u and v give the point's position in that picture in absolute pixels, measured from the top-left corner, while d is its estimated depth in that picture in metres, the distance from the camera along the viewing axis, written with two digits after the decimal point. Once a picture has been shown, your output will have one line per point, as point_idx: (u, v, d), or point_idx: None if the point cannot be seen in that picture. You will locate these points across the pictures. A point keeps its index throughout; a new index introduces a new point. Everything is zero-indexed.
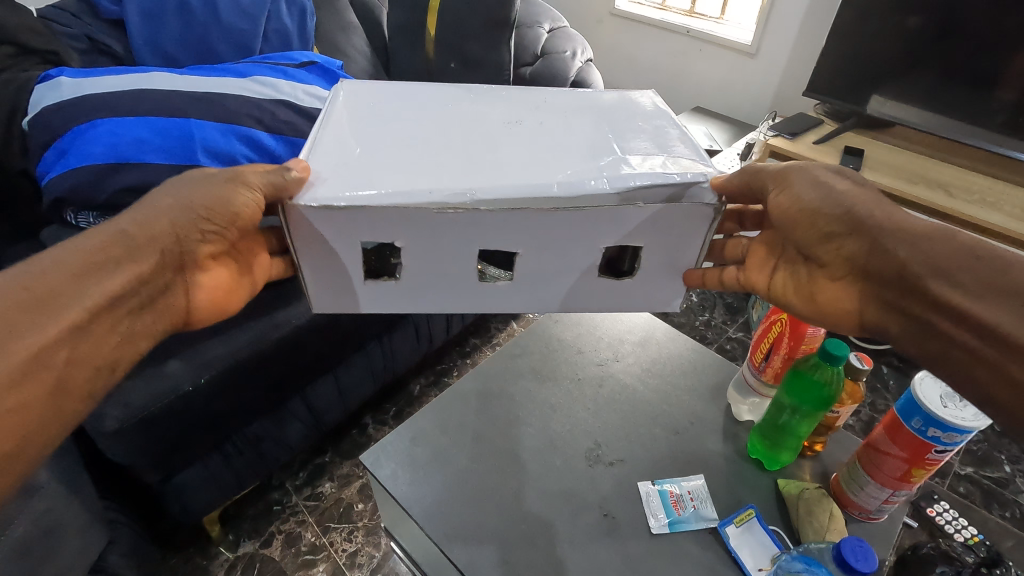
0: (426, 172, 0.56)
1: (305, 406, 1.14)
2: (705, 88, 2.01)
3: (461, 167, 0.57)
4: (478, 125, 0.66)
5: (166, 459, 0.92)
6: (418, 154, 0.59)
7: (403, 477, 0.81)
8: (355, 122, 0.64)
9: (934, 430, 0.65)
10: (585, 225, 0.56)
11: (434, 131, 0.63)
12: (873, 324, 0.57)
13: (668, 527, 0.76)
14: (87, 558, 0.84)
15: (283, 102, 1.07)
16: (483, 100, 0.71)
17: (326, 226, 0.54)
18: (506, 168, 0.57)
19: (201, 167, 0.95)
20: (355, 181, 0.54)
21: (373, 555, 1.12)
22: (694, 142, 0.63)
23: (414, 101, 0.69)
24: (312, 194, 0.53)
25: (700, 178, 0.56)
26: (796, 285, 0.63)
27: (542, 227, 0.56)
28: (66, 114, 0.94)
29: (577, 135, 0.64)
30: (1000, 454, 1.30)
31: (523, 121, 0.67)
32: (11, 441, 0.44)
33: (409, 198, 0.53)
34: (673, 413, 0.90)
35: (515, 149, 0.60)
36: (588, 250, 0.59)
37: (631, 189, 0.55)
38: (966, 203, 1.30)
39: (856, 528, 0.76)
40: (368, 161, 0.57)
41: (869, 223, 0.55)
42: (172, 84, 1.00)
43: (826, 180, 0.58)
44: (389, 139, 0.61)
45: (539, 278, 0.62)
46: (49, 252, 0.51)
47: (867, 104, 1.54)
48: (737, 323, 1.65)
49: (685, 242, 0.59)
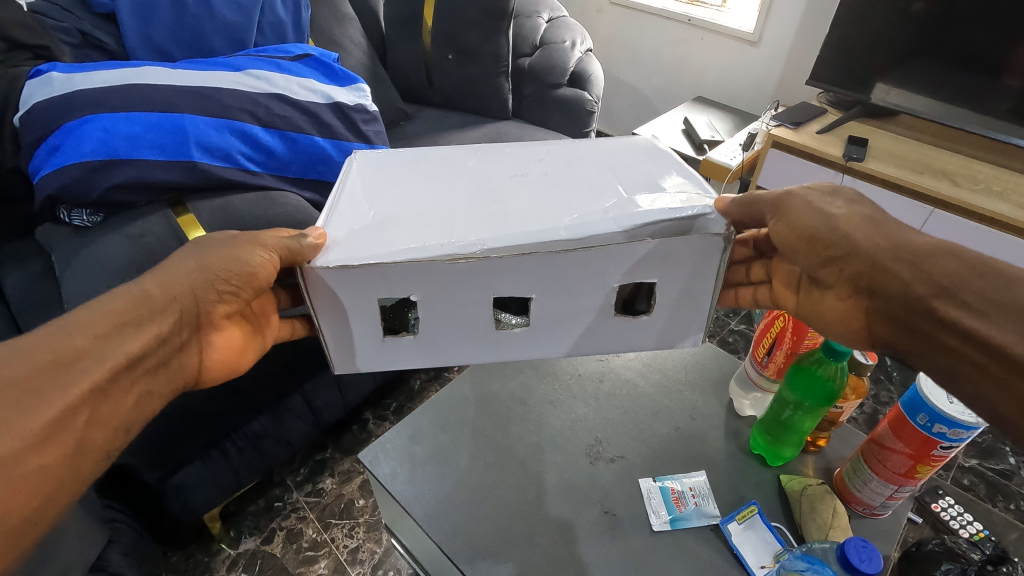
0: (438, 227, 0.55)
1: (305, 403, 1.13)
2: (705, 77, 1.99)
3: (471, 219, 0.56)
4: (484, 178, 0.64)
5: (164, 458, 0.92)
6: (430, 209, 0.58)
7: (402, 476, 0.80)
8: (367, 184, 0.64)
9: (939, 426, 0.64)
10: (591, 266, 0.54)
11: (443, 185, 0.63)
12: (882, 338, 0.57)
13: (670, 524, 0.75)
14: (85, 559, 0.83)
15: (277, 96, 1.09)
16: (486, 152, 0.70)
17: (341, 286, 0.54)
18: (513, 218, 0.56)
19: (194, 162, 0.95)
20: (367, 243, 0.54)
21: (375, 551, 1.12)
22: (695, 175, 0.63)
23: (423, 157, 0.69)
24: (326, 257, 0.52)
25: (705, 209, 0.56)
26: (812, 310, 0.63)
27: (550, 272, 0.54)
28: (56, 110, 0.92)
29: (582, 180, 0.62)
30: (1005, 445, 1.29)
31: (529, 172, 0.65)
32: (34, 502, 0.43)
33: (420, 252, 0.52)
34: (675, 409, 0.89)
35: (522, 201, 0.59)
36: (599, 290, 0.57)
37: (638, 228, 0.54)
38: (972, 193, 1.28)
39: (859, 524, 0.75)
40: (379, 222, 0.57)
41: (867, 246, 0.54)
42: (165, 78, 1.00)
43: (820, 205, 0.58)
44: (398, 198, 0.61)
45: (555, 322, 0.60)
46: (75, 311, 0.50)
47: (871, 93, 1.51)
48: (739, 315, 1.64)
49: (699, 275, 0.58)
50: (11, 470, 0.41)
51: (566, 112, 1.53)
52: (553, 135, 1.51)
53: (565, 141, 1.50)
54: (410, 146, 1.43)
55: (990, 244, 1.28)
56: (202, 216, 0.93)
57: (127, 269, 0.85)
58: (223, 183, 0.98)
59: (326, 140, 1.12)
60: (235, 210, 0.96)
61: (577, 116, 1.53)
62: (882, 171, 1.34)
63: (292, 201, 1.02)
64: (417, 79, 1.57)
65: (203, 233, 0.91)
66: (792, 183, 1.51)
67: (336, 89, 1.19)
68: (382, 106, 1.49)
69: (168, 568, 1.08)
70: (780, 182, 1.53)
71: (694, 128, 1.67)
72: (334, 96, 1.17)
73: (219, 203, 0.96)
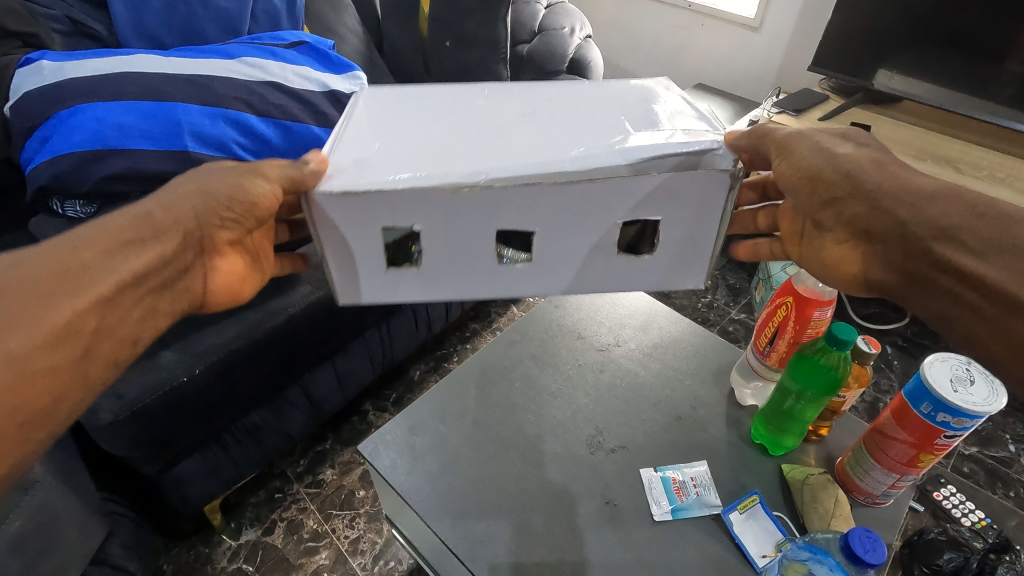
0: (436, 156, 0.53)
1: (304, 395, 1.13)
2: (706, 63, 1.97)
3: (470, 151, 0.54)
4: (489, 114, 0.62)
5: (162, 451, 0.92)
6: (426, 141, 0.56)
7: (403, 467, 0.80)
8: (373, 121, 0.62)
9: (943, 415, 0.63)
10: (587, 201, 0.52)
11: (450, 122, 0.60)
12: (877, 283, 0.53)
13: (670, 514, 0.75)
14: (85, 551, 0.83)
15: (273, 85, 1.08)
16: (494, 94, 0.68)
17: (347, 218, 0.52)
18: (513, 150, 0.53)
19: (188, 152, 0.94)
20: (374, 173, 0.52)
21: (376, 541, 1.12)
22: (705, 115, 0.59)
23: (429, 97, 0.67)
24: (332, 186, 0.50)
25: (713, 144, 0.52)
26: (810, 259, 0.59)
27: (550, 207, 0.53)
28: (48, 99, 0.91)
29: (590, 120, 0.59)
30: (1005, 433, 1.29)
31: (537, 112, 0.62)
32: (44, 402, 0.44)
33: (426, 181, 0.50)
34: (676, 398, 0.89)
35: (525, 135, 0.57)
36: (598, 227, 0.55)
37: (642, 162, 0.51)
38: (975, 179, 1.27)
39: (862, 513, 0.75)
40: (384, 156, 0.55)
41: (870, 185, 0.52)
42: (158, 66, 0.98)
43: (826, 145, 0.56)
44: (401, 132, 0.58)
45: (557, 260, 0.58)
46: (78, 230, 0.50)
47: (874, 78, 1.49)
48: (739, 304, 1.63)
49: (705, 217, 0.55)
50: (23, 366, 0.42)
51: None
52: None
53: None
54: None
55: None
56: None
57: None
58: None
59: (323, 129, 1.10)
60: None
61: None
62: None
63: None
64: (415, 68, 1.55)
65: None
66: None
67: (331, 77, 1.15)
68: None
69: (169, 559, 1.09)
70: None
71: None
72: (330, 84, 1.14)
73: None
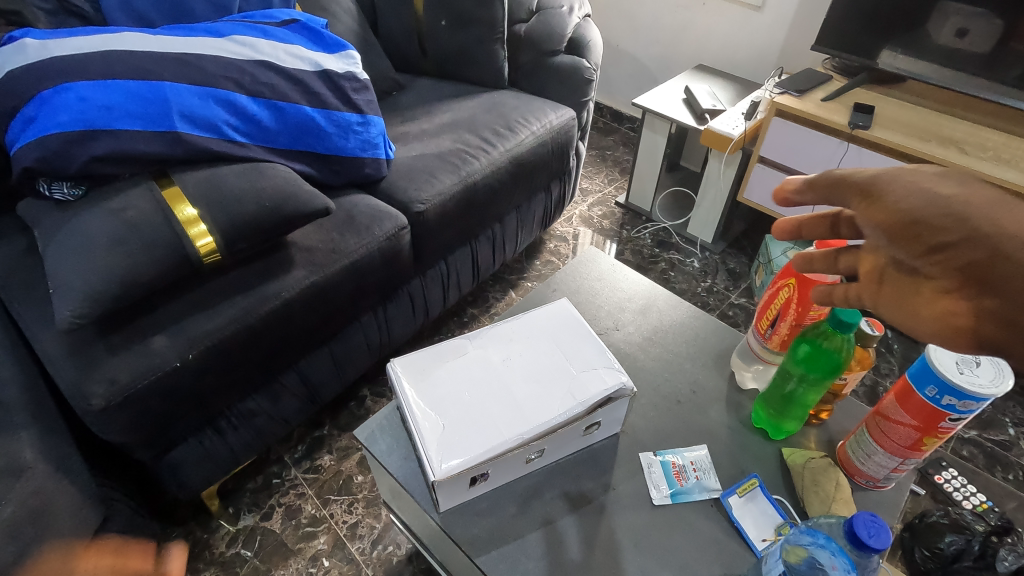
0: (487, 424, 0.71)
1: (300, 380, 1.11)
2: (707, 44, 1.93)
3: (507, 414, 0.72)
4: (486, 364, 0.78)
5: (156, 437, 0.91)
6: (473, 403, 0.73)
7: (399, 452, 0.79)
8: (423, 393, 0.74)
9: (948, 398, 0.62)
10: (558, 442, 0.74)
11: (477, 378, 0.76)
12: (996, 342, 0.42)
13: (670, 498, 0.74)
14: (80, 538, 0.82)
15: (263, 64, 1.05)
16: (480, 340, 0.81)
17: (449, 486, 0.68)
18: (528, 408, 0.72)
19: (177, 132, 0.92)
20: (466, 448, 0.68)
21: (374, 526, 1.12)
22: (595, 341, 0.81)
23: (437, 350, 0.80)
24: (443, 468, 0.66)
25: (617, 382, 0.74)
26: (898, 309, 0.48)
27: (560, 442, 0.74)
28: (32, 78, 0.88)
29: (551, 362, 0.78)
30: (1005, 417, 1.29)
31: (516, 362, 0.78)
32: None
33: (503, 443, 0.69)
34: (675, 382, 0.88)
35: (524, 384, 0.75)
36: (570, 435, 0.74)
37: (593, 403, 0.73)
38: (980, 160, 1.25)
39: (862, 496, 0.74)
40: (460, 431, 0.70)
41: (988, 229, 0.41)
42: (144, 45, 0.96)
43: (926, 183, 0.45)
44: (447, 386, 0.75)
45: (563, 444, 0.75)
46: None
47: (878, 58, 1.46)
48: (739, 289, 1.62)
49: (613, 417, 0.77)
50: None
51: (564, 81, 1.48)
52: (550, 104, 1.45)
53: (563, 110, 1.44)
54: (403, 117, 1.38)
55: None
56: (188, 189, 0.90)
57: (112, 243, 0.82)
58: (209, 154, 0.95)
59: (315, 109, 1.09)
60: (222, 183, 0.93)
61: (575, 85, 1.48)
62: (889, 139, 1.30)
63: (282, 171, 0.99)
64: (410, 47, 1.52)
65: (193, 210, 0.89)
66: (795, 153, 1.48)
67: (324, 56, 1.15)
68: (373, 76, 1.44)
69: (167, 545, 1.08)
70: (782, 152, 1.50)
71: (694, 97, 1.62)
72: (323, 64, 1.13)
73: (205, 176, 0.93)
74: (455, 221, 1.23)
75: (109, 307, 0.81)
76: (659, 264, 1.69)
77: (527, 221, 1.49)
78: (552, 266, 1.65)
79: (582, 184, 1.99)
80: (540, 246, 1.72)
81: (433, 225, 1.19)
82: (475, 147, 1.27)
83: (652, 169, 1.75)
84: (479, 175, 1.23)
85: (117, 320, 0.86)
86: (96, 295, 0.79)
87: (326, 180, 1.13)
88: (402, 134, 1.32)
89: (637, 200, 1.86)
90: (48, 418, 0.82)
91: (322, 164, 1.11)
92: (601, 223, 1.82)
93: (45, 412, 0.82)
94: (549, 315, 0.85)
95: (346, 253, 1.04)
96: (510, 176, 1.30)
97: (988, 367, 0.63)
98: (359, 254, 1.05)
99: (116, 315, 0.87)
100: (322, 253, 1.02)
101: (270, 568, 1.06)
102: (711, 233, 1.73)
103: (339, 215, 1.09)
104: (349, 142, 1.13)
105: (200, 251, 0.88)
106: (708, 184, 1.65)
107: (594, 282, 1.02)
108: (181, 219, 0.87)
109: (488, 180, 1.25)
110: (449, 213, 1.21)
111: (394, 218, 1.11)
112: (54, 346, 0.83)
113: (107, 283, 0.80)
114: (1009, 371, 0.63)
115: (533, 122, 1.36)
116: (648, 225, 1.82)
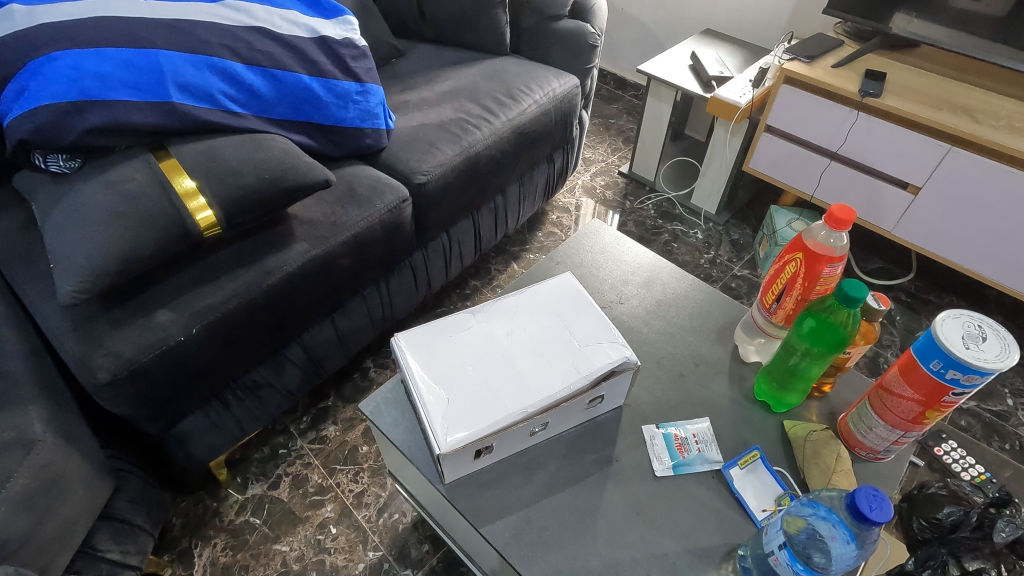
0: (492, 398, 0.71)
1: (303, 353, 1.12)
2: (716, 7, 1.86)
3: (511, 388, 0.72)
4: (490, 338, 0.78)
5: (164, 409, 0.92)
6: (477, 377, 0.73)
7: (404, 425, 0.79)
8: (428, 367, 0.74)
9: (953, 372, 0.62)
10: (563, 414, 0.74)
11: (482, 354, 0.76)
12: None
13: (672, 470, 0.75)
14: (92, 508, 0.83)
15: (258, 30, 1.04)
16: (487, 314, 0.81)
17: (454, 459, 0.69)
18: (532, 383, 0.73)
19: (173, 102, 0.91)
20: (470, 422, 0.69)
21: (379, 495, 1.14)
22: (601, 315, 0.81)
23: (444, 324, 0.79)
24: (447, 442, 0.67)
25: (622, 356, 0.74)
26: None
27: (564, 415, 0.75)
28: (22, 46, 0.87)
29: (556, 337, 0.78)
30: (1004, 388, 1.29)
31: (520, 336, 0.78)
32: None
33: (506, 418, 0.69)
34: (679, 355, 0.88)
35: (528, 358, 0.75)
36: (574, 408, 0.75)
37: (597, 376, 0.73)
38: (993, 129, 1.22)
39: (862, 468, 0.76)
40: (463, 405, 0.70)
41: None
42: (135, 11, 0.94)
43: None
44: (451, 360, 0.75)
45: (566, 417, 0.76)
46: None
47: (891, 22, 1.41)
48: (743, 260, 1.61)
49: (619, 388, 0.77)
50: None
51: (567, 47, 1.44)
52: (554, 71, 1.41)
53: (566, 78, 1.40)
54: (403, 86, 1.35)
55: (1007, 184, 1.23)
56: (186, 161, 0.89)
57: (110, 216, 0.81)
58: (207, 125, 0.94)
59: (313, 78, 1.07)
60: (219, 154, 0.91)
61: (578, 51, 1.44)
62: (901, 108, 1.27)
63: (280, 143, 0.98)
64: (409, 12, 1.47)
65: (189, 181, 0.87)
66: (802, 122, 1.45)
67: (321, 22, 1.13)
68: (372, 42, 1.40)
69: (178, 513, 1.11)
70: (789, 121, 1.47)
71: (702, 64, 1.58)
72: (320, 30, 1.11)
73: (202, 147, 0.91)
74: (456, 192, 1.22)
75: (111, 281, 0.80)
76: (663, 235, 1.68)
77: (529, 192, 1.47)
78: (555, 237, 1.64)
79: (585, 154, 1.96)
80: (543, 217, 1.70)
81: (434, 197, 1.17)
82: (477, 117, 1.24)
83: (656, 138, 1.72)
84: (480, 146, 1.21)
85: (119, 294, 0.86)
86: (97, 268, 0.79)
87: (326, 151, 1.11)
88: (402, 103, 1.29)
89: (641, 170, 1.83)
90: (56, 391, 0.83)
91: (322, 135, 1.09)
92: (604, 194, 1.80)
93: (52, 385, 0.83)
94: (554, 287, 0.85)
95: (348, 226, 1.03)
96: (511, 146, 1.28)
97: (996, 342, 0.62)
98: (361, 226, 1.04)
99: (118, 289, 0.86)
100: (324, 226, 1.01)
101: (279, 535, 1.09)
102: (715, 204, 1.71)
103: (340, 187, 1.08)
104: (348, 112, 1.10)
105: (200, 225, 0.87)
106: (713, 154, 1.62)
107: (598, 255, 1.01)
108: (181, 192, 0.86)
109: (490, 151, 1.23)
110: (451, 184, 1.19)
111: (395, 190, 1.10)
112: (59, 320, 0.83)
113: (107, 256, 0.79)
114: (1018, 346, 0.62)
115: (535, 91, 1.33)
116: (651, 195, 1.80)
